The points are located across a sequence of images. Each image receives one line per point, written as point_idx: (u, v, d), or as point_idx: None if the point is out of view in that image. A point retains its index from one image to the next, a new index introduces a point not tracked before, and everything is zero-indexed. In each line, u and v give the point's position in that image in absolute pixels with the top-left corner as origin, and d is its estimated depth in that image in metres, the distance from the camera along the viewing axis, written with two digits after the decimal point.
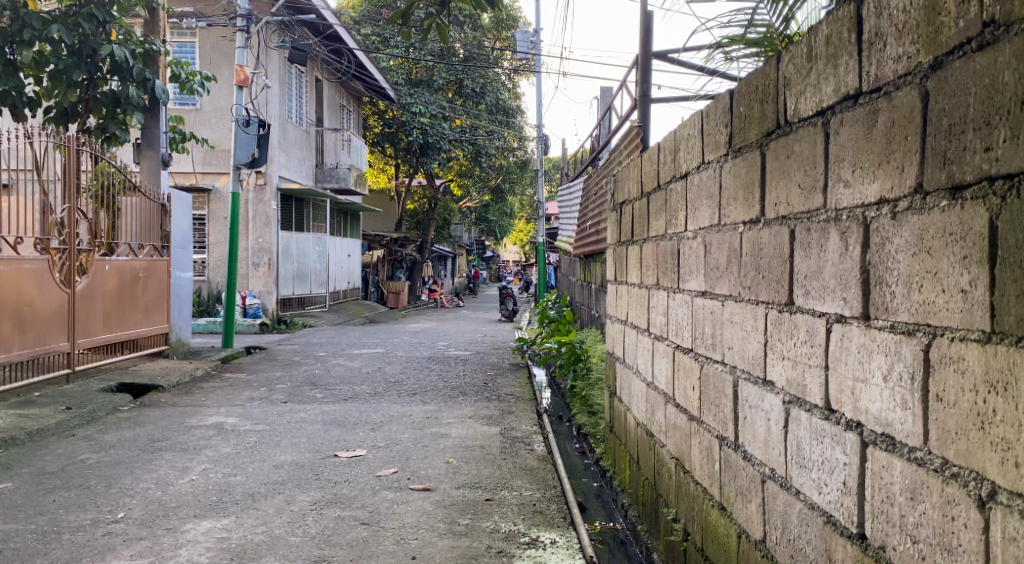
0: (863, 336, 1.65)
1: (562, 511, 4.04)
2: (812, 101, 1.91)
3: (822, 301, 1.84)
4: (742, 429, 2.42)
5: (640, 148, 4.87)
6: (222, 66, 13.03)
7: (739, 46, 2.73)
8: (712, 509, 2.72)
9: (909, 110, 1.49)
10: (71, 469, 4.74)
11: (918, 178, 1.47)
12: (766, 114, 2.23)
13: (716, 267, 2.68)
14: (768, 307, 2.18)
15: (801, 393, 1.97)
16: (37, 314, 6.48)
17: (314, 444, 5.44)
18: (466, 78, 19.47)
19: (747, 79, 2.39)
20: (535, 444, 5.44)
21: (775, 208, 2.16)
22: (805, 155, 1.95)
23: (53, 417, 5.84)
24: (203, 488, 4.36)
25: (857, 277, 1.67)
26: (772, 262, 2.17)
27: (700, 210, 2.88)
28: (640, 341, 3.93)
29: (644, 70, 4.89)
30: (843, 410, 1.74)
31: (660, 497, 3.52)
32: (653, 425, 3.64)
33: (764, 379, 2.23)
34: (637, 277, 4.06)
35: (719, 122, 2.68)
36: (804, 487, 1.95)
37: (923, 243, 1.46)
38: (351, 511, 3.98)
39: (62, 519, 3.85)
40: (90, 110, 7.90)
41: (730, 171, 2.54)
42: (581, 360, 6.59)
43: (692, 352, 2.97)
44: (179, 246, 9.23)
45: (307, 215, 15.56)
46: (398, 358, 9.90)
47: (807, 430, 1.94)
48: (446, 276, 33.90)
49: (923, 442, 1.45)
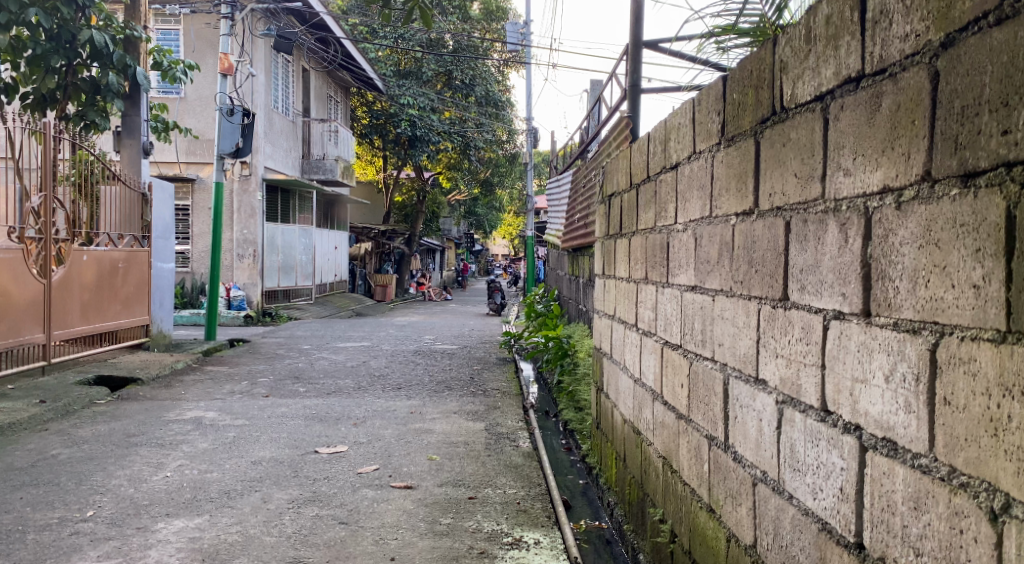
0: (863, 335, 1.55)
1: (546, 510, 3.94)
2: (810, 85, 1.81)
3: (819, 297, 1.74)
4: (733, 429, 2.32)
5: (629, 139, 4.79)
6: (206, 54, 12.85)
7: (731, 36, 2.64)
8: (700, 511, 2.63)
9: (917, 92, 1.39)
10: (41, 465, 4.62)
11: (926, 164, 1.37)
12: (762, 101, 2.12)
13: (707, 261, 2.59)
14: (761, 303, 2.09)
15: (795, 393, 1.87)
16: (11, 306, 6.34)
17: (294, 439, 5.33)
18: (455, 70, 19.35)
19: (742, 64, 2.29)
20: (521, 440, 5.34)
21: (769, 198, 2.06)
22: (803, 143, 1.85)
23: (26, 410, 5.71)
24: (177, 485, 4.25)
25: (858, 271, 1.57)
26: (766, 256, 2.07)
27: (691, 201, 2.78)
28: (628, 336, 3.83)
29: (635, 60, 4.80)
30: (841, 413, 1.64)
31: (647, 496, 3.43)
32: (640, 422, 3.54)
33: (755, 378, 2.13)
34: (625, 271, 3.96)
35: (712, 110, 2.58)
36: (798, 493, 1.86)
37: (929, 235, 1.36)
38: (330, 510, 3.87)
39: (28, 517, 3.73)
40: (68, 96, 7.77)
41: (722, 161, 2.44)
42: (568, 354, 6.52)
43: (681, 349, 2.88)
44: (161, 236, 9.08)
45: (293, 205, 15.39)
46: (383, 351, 9.78)
47: (801, 432, 1.84)
48: (435, 270, 33.76)
49: (928, 449, 1.36)
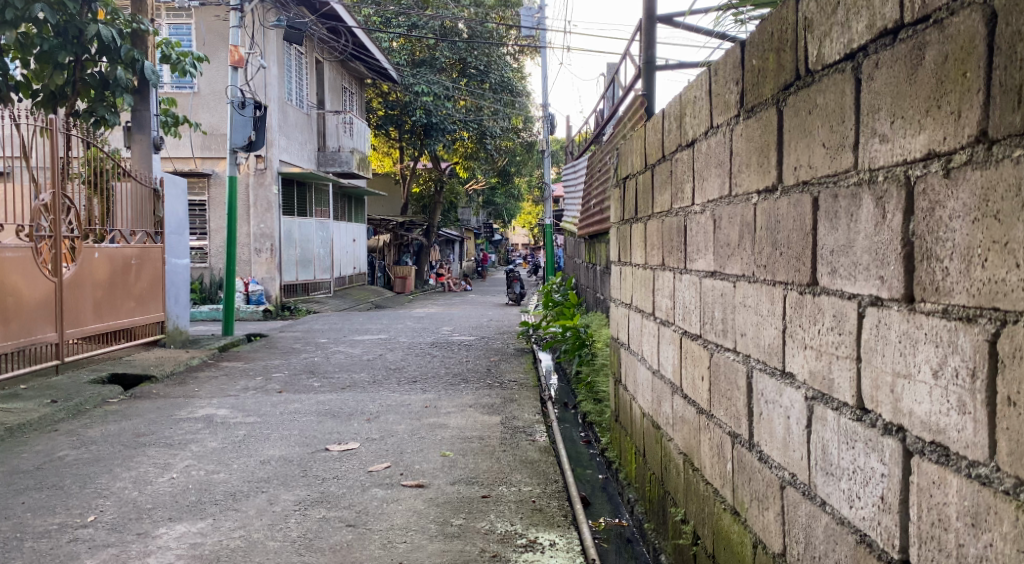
0: (906, 323, 1.36)
1: (562, 509, 3.76)
2: (839, 42, 1.61)
3: (853, 281, 1.56)
4: (757, 426, 2.15)
5: (644, 118, 4.61)
6: (218, 47, 12.74)
7: (750, 7, 2.45)
8: (724, 513, 2.44)
9: (969, 38, 1.19)
10: (46, 467, 4.51)
11: (983, 123, 1.18)
12: (785, 65, 1.92)
13: (726, 244, 2.40)
14: (787, 288, 1.90)
15: (827, 388, 1.69)
16: (22, 305, 6.23)
17: (305, 437, 5.19)
18: (469, 57, 19.16)
19: (761, 26, 2.09)
20: (537, 434, 5.17)
21: (794, 171, 1.87)
22: (831, 108, 1.65)
23: (36, 411, 5.61)
24: (182, 487, 4.11)
25: (898, 251, 1.38)
26: (791, 237, 1.88)
27: (709, 179, 2.60)
28: (645, 326, 3.65)
29: (649, 35, 4.58)
30: (881, 411, 1.45)
31: (668, 494, 3.24)
32: (660, 417, 3.36)
33: (782, 371, 1.95)
34: (641, 257, 3.78)
35: (730, 80, 2.39)
36: (832, 499, 1.67)
37: (988, 205, 1.17)
38: (337, 511, 3.72)
39: (28, 523, 3.61)
40: (78, 92, 7.61)
41: (742, 134, 2.25)
42: (586, 344, 6.36)
43: (701, 339, 2.69)
44: (175, 232, 8.95)
45: (310, 198, 15.26)
46: (400, 343, 9.62)
47: (834, 432, 1.65)
48: (456, 260, 33.55)
49: (989, 457, 1.17)
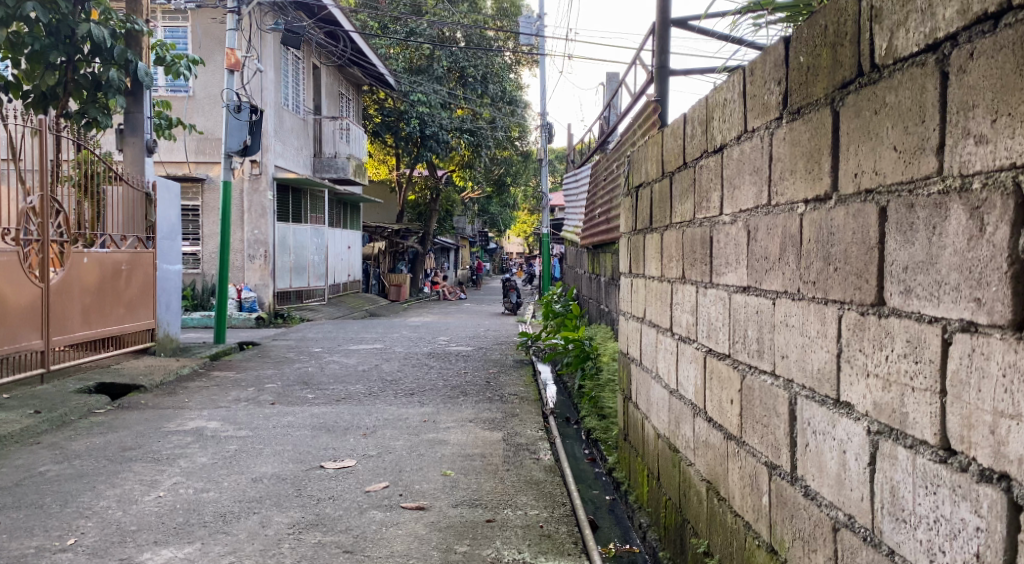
0: (1015, 355, 1.20)
1: (572, 536, 3.56)
2: (919, 31, 1.43)
3: (934, 304, 1.37)
4: (802, 458, 1.95)
5: (657, 126, 4.42)
6: (213, 51, 12.55)
7: (767, 12, 2.33)
8: (758, 549, 2.24)
9: None
10: (26, 484, 4.28)
11: None
12: (841, 61, 1.74)
13: (764, 257, 2.21)
14: (844, 307, 1.70)
15: (897, 423, 1.49)
16: (6, 311, 5.98)
17: (299, 452, 4.97)
18: (468, 65, 19.10)
19: (810, 19, 1.91)
20: (541, 452, 4.96)
21: (854, 178, 1.68)
22: (905, 106, 1.47)
23: (19, 422, 5.36)
24: (169, 507, 3.89)
25: (1006, 270, 1.21)
26: (849, 250, 1.68)
27: (740, 187, 2.41)
28: (661, 341, 3.44)
29: (662, 40, 4.39)
30: (976, 454, 1.28)
31: (687, 522, 3.03)
32: (678, 439, 3.15)
33: (836, 400, 1.75)
34: (656, 270, 3.59)
35: (769, 79, 2.20)
36: (904, 549, 1.47)
37: None
38: (334, 536, 3.51)
39: (3, 546, 3.39)
40: (69, 92, 7.35)
41: (785, 137, 2.05)
42: (590, 358, 6.14)
43: (729, 359, 2.50)
44: (167, 237, 8.72)
45: (304, 205, 15.03)
46: (396, 354, 9.38)
47: (906, 472, 1.46)
48: (450, 268, 33.30)
49: None
